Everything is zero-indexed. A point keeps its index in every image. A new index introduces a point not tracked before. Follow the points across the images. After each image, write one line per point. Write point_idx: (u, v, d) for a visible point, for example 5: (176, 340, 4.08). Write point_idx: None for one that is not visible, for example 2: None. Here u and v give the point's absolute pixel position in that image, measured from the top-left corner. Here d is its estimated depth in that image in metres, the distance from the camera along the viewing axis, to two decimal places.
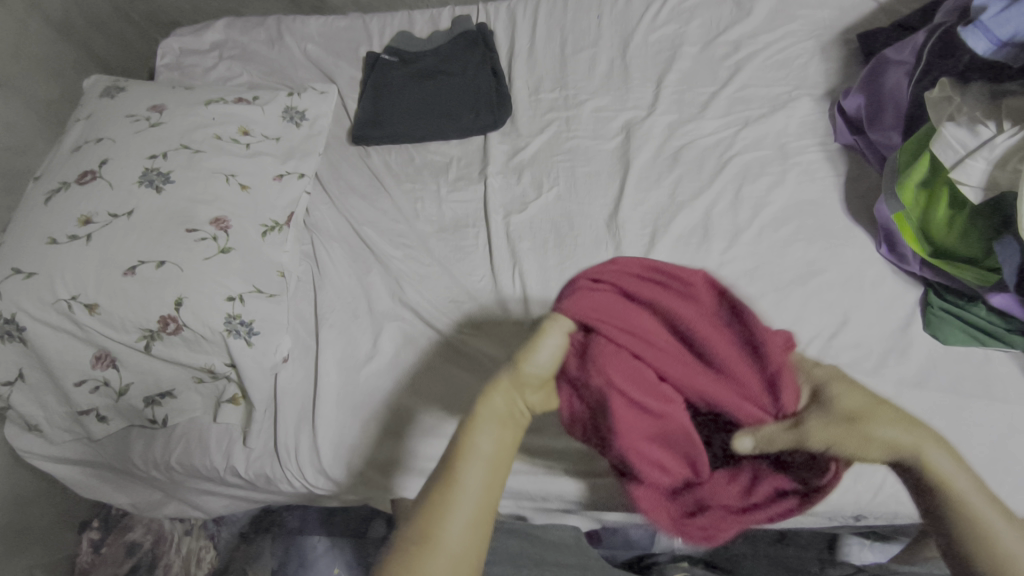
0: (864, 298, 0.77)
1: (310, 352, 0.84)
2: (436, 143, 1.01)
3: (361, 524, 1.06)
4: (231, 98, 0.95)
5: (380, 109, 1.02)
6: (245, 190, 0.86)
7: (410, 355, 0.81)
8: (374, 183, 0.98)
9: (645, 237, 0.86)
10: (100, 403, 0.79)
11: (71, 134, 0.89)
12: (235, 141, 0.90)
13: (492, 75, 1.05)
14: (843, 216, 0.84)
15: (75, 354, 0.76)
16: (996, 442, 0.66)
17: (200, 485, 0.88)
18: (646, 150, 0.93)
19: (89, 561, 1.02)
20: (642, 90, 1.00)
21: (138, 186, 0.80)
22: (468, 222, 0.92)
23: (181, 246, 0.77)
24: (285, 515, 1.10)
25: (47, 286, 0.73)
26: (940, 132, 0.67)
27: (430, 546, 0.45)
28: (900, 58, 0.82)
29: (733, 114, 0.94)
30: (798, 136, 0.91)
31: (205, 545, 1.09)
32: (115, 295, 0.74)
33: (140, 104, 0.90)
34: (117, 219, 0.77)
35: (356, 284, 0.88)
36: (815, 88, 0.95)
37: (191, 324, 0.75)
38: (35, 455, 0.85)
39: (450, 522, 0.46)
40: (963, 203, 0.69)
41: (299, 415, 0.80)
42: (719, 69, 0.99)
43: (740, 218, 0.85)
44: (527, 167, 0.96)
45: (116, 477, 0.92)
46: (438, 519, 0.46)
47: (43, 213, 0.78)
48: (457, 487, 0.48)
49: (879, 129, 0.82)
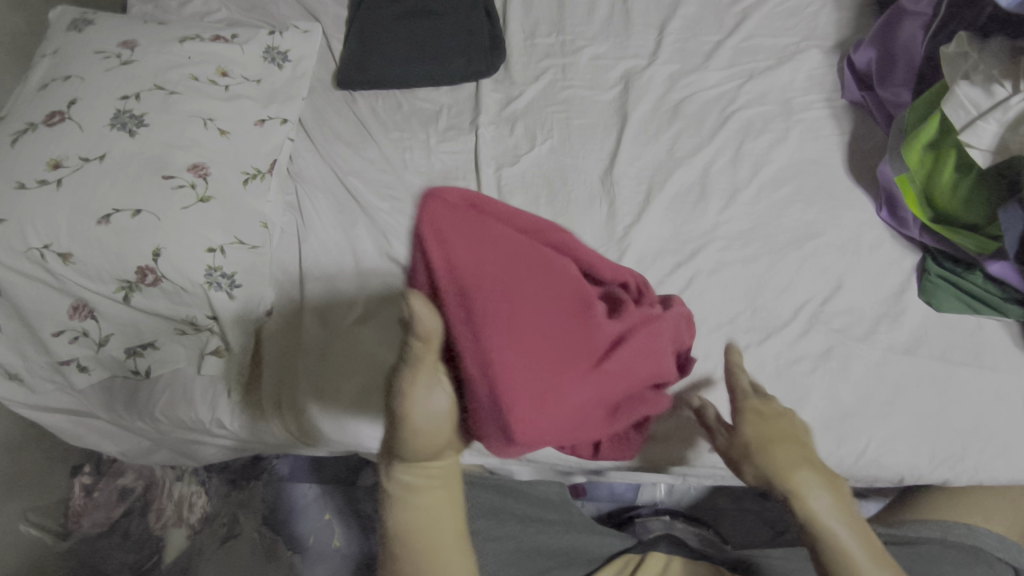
0: (861, 262, 0.76)
1: (295, 306, 0.82)
2: (426, 90, 0.96)
3: (351, 473, 1.13)
4: (208, 36, 0.89)
5: (367, 51, 0.97)
6: (224, 135, 0.82)
7: (398, 310, 0.80)
8: (360, 131, 0.94)
9: (640, 194, 0.83)
10: (80, 353, 0.78)
11: (37, 71, 0.83)
12: (213, 83, 0.85)
13: (486, 18, 0.99)
14: (845, 177, 0.81)
15: (52, 303, 0.74)
16: (981, 409, 0.67)
17: (187, 436, 0.88)
18: (645, 102, 0.89)
19: (81, 503, 1.01)
20: (644, 37, 0.95)
21: (111, 129, 0.76)
22: (458, 174, 0.89)
23: (157, 193, 0.73)
24: (275, 462, 1.13)
25: (17, 233, 0.70)
26: (953, 90, 0.64)
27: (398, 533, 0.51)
28: (916, 8, 0.77)
29: (738, 65, 0.90)
30: (804, 91, 0.87)
31: (197, 491, 1.09)
32: (89, 245, 0.71)
33: (110, 40, 0.85)
34: (88, 164, 0.74)
35: (342, 236, 0.85)
36: (825, 39, 0.90)
37: (170, 276, 0.72)
38: (18, 404, 0.84)
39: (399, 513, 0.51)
40: (971, 167, 0.66)
41: (284, 368, 0.80)
42: (726, 17, 0.94)
43: (739, 175, 0.82)
44: (521, 118, 0.91)
45: (101, 425, 0.92)
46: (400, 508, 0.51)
47: (8, 155, 0.74)
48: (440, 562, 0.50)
49: (888, 87, 0.79)
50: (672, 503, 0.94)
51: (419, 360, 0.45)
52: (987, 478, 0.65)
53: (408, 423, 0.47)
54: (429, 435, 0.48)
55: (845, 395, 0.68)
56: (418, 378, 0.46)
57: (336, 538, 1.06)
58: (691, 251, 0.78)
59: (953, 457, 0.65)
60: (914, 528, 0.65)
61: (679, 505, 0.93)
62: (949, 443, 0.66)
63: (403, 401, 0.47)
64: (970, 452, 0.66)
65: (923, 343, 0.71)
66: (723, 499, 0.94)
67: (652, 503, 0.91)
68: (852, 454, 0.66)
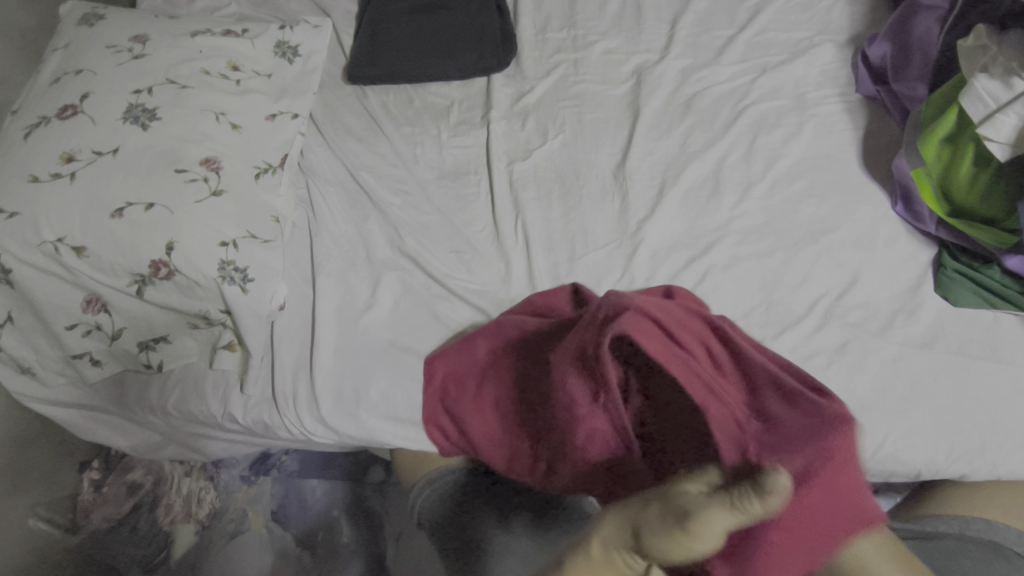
0: (876, 257, 0.75)
1: (307, 301, 0.82)
2: (436, 85, 0.96)
3: (359, 467, 1.12)
4: (219, 30, 0.89)
5: (378, 46, 0.97)
6: (236, 129, 0.82)
7: (410, 305, 0.80)
8: (371, 126, 0.93)
9: (653, 188, 0.83)
10: (93, 347, 0.78)
11: (49, 65, 0.83)
12: (225, 77, 0.85)
13: (497, 13, 0.99)
14: (860, 172, 0.81)
15: (65, 297, 0.74)
16: (999, 404, 0.67)
17: (198, 431, 0.88)
18: (658, 97, 0.89)
19: (90, 499, 1.00)
20: (655, 32, 0.95)
21: (124, 123, 0.76)
22: (469, 169, 0.89)
23: (171, 187, 0.73)
24: (282, 458, 1.11)
25: (31, 227, 0.70)
26: (972, 84, 0.64)
27: None
28: (932, 2, 0.78)
29: (751, 60, 0.90)
30: (817, 85, 0.87)
31: (206, 486, 1.07)
32: (102, 238, 0.71)
33: (122, 34, 0.85)
34: (101, 157, 0.73)
35: (354, 231, 0.85)
36: (838, 34, 0.90)
37: (183, 269, 0.72)
38: (29, 398, 0.84)
39: None
40: (989, 160, 0.68)
41: (296, 362, 0.79)
42: (738, 12, 0.94)
43: (753, 170, 0.82)
44: (532, 112, 0.91)
45: (112, 419, 0.91)
46: None
47: (22, 148, 0.74)
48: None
49: (903, 80, 0.79)
50: None
51: (744, 504, 0.40)
52: (1006, 473, 0.65)
53: (667, 524, 0.42)
54: (680, 548, 0.42)
55: (861, 389, 0.68)
56: (726, 516, 0.40)
57: (345, 534, 1.07)
58: (706, 245, 0.78)
59: (971, 452, 0.65)
60: (930, 523, 0.64)
61: None
62: (967, 438, 0.65)
63: (701, 507, 0.41)
64: (989, 447, 0.65)
65: (939, 338, 0.70)
66: None
67: None
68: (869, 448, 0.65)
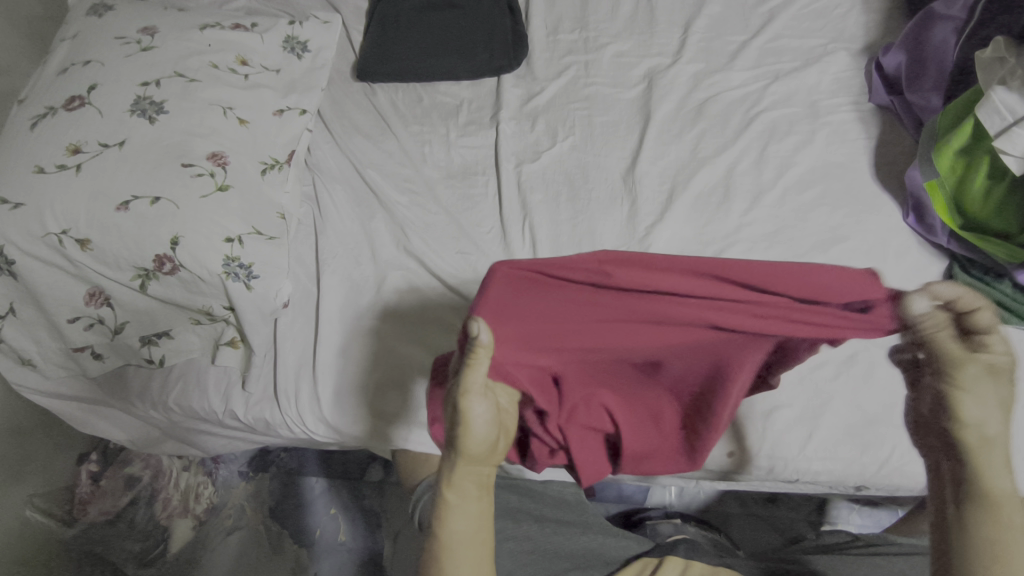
0: (886, 268, 0.75)
1: (311, 298, 0.81)
2: (446, 84, 0.95)
3: (358, 467, 1.12)
4: (228, 24, 0.88)
5: (388, 44, 0.96)
6: (244, 124, 0.81)
7: (416, 306, 0.79)
8: (379, 124, 0.93)
9: (662, 194, 0.82)
10: (94, 340, 0.78)
11: (57, 55, 0.83)
12: (233, 71, 0.84)
13: (508, 12, 0.98)
14: (871, 181, 0.80)
15: (68, 290, 0.74)
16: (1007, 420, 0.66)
17: (198, 426, 0.87)
18: (669, 101, 0.88)
19: (88, 492, 0.98)
20: (668, 35, 0.94)
21: (130, 115, 0.75)
22: (477, 170, 0.88)
23: (177, 181, 0.73)
24: (281, 455, 1.11)
25: (36, 218, 0.70)
26: (989, 96, 0.63)
27: (446, 551, 0.57)
28: (950, 12, 0.77)
29: (763, 66, 0.89)
30: (830, 94, 0.86)
31: (204, 482, 1.05)
32: (107, 231, 0.70)
33: (130, 25, 0.84)
34: (108, 149, 0.73)
35: (360, 229, 0.84)
36: (852, 42, 0.89)
37: (188, 265, 0.71)
38: (29, 389, 0.84)
39: (450, 557, 0.56)
40: (1004, 174, 0.66)
41: (299, 360, 0.79)
42: (751, 17, 0.93)
43: (763, 177, 0.81)
44: (542, 114, 0.90)
45: (112, 412, 0.91)
46: (449, 526, 0.57)
47: (28, 139, 0.73)
48: (448, 559, 0.56)
49: (918, 90, 0.79)
50: (681, 507, 0.92)
51: (475, 363, 0.50)
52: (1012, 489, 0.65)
53: (455, 417, 0.53)
54: (467, 432, 0.54)
55: (869, 402, 0.68)
56: (474, 379, 0.51)
57: (343, 532, 1.07)
58: (715, 252, 0.77)
59: None
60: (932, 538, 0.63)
61: (689, 509, 0.92)
62: None
63: (461, 379, 0.52)
64: None
65: None
66: (734, 504, 0.93)
67: (663, 506, 0.90)
68: (876, 462, 0.66)
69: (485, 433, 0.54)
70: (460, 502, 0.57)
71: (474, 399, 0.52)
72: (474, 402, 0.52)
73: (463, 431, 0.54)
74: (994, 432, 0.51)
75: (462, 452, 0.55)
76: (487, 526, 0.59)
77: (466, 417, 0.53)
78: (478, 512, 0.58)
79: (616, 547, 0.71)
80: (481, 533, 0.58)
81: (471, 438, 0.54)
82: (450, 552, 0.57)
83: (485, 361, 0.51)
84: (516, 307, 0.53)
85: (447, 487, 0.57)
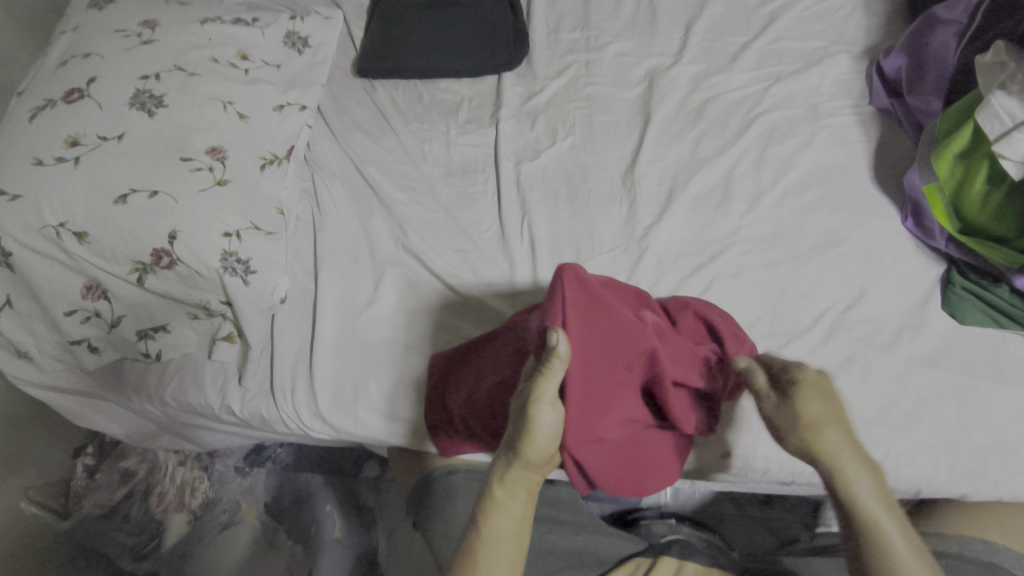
0: (884, 271, 0.75)
1: (309, 294, 0.81)
2: (446, 82, 0.95)
3: (354, 463, 1.12)
4: (229, 18, 0.88)
5: (388, 41, 0.96)
6: (243, 119, 0.81)
7: (413, 303, 0.79)
8: (379, 120, 0.93)
9: (661, 194, 0.82)
10: (91, 333, 0.77)
11: (57, 47, 0.83)
12: (233, 66, 0.84)
13: (510, 11, 0.98)
14: (870, 184, 0.80)
15: (66, 282, 0.74)
16: (1003, 425, 0.66)
17: (194, 421, 0.87)
18: (670, 101, 0.88)
19: (83, 486, 0.99)
20: (669, 36, 0.94)
21: (130, 108, 0.75)
22: (477, 167, 0.88)
23: (175, 175, 0.73)
24: (277, 450, 1.12)
25: (33, 210, 0.69)
26: (989, 100, 0.63)
27: (480, 546, 0.57)
28: (950, 16, 0.77)
29: (764, 68, 0.89)
30: (830, 96, 0.86)
31: (199, 476, 1.05)
32: (104, 225, 0.70)
33: (131, 18, 0.84)
34: (106, 143, 0.73)
35: (358, 226, 0.84)
36: (853, 45, 0.89)
37: (185, 259, 0.71)
38: (25, 382, 0.84)
39: (485, 555, 0.56)
40: (1003, 178, 0.66)
41: (296, 356, 0.79)
42: (753, 19, 0.93)
43: (762, 179, 0.81)
44: (542, 113, 0.90)
45: (108, 406, 0.91)
46: (488, 526, 0.57)
47: (26, 131, 0.73)
48: (484, 558, 0.56)
49: (918, 94, 0.79)
50: (677, 507, 0.91)
51: (550, 372, 0.53)
52: (1008, 494, 0.65)
53: (520, 423, 0.54)
54: (531, 440, 0.54)
55: (865, 405, 0.68)
56: (547, 388, 0.53)
57: (337, 529, 1.06)
58: (713, 253, 0.77)
59: (973, 471, 0.64)
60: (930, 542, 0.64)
61: (684, 509, 0.92)
62: (969, 457, 0.65)
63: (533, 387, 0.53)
64: (991, 467, 0.65)
65: (946, 355, 0.70)
66: (729, 505, 0.93)
67: (658, 507, 0.88)
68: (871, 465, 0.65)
69: (547, 444, 0.55)
70: (506, 502, 0.58)
71: (542, 408, 0.53)
72: (543, 409, 0.53)
73: (527, 436, 0.54)
74: (839, 448, 0.54)
75: (521, 457, 0.56)
76: (526, 532, 0.59)
77: (531, 424, 0.54)
78: (519, 517, 0.58)
79: (612, 546, 0.71)
80: (518, 538, 0.58)
81: (534, 445, 0.55)
82: (483, 550, 0.57)
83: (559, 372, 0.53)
84: (584, 313, 0.57)
85: (495, 486, 0.58)
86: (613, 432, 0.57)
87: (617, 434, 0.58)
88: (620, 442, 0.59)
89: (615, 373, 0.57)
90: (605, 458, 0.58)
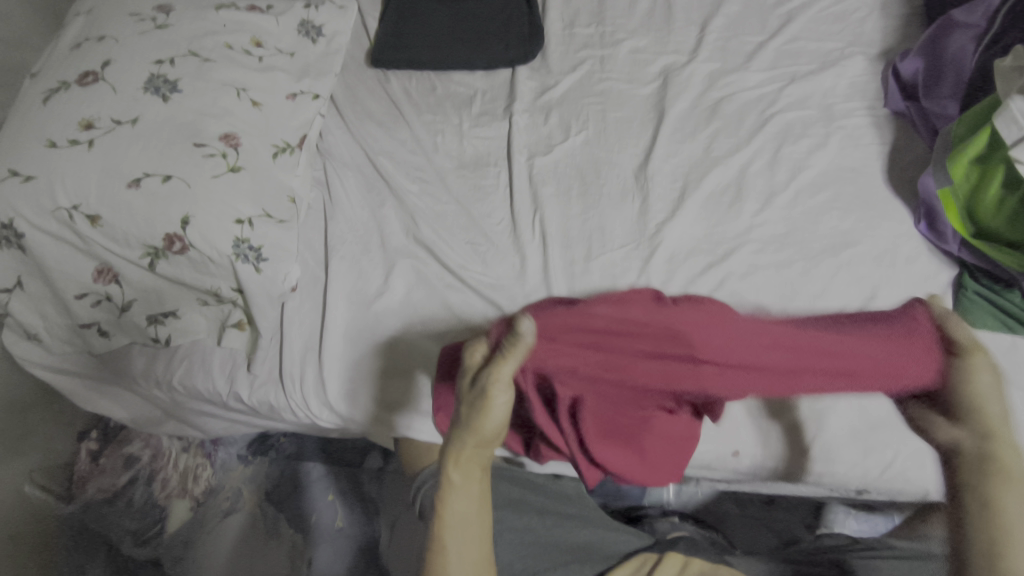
0: (896, 274, 0.75)
1: (319, 284, 0.81)
2: (460, 74, 0.95)
3: (357, 455, 1.12)
4: (244, 5, 0.88)
5: (403, 32, 0.96)
6: (257, 106, 0.81)
7: (422, 295, 0.79)
8: (392, 111, 0.92)
9: (674, 191, 0.82)
10: (101, 317, 0.77)
11: (71, 30, 0.82)
12: (247, 53, 0.84)
13: (525, 5, 0.98)
14: (883, 187, 0.80)
15: (77, 265, 0.74)
16: None
17: (201, 408, 0.88)
18: (684, 100, 0.88)
19: (87, 470, 0.97)
20: (685, 33, 0.94)
21: (144, 93, 0.75)
22: (489, 161, 0.88)
23: (189, 160, 0.72)
24: (281, 439, 1.11)
25: (47, 192, 0.69)
26: (1006, 105, 0.63)
27: (443, 525, 0.60)
28: (969, 20, 0.77)
29: (779, 68, 0.89)
30: (845, 97, 0.86)
31: (202, 463, 1.05)
32: (118, 209, 0.70)
33: (146, 3, 0.83)
34: (120, 126, 0.72)
35: (369, 216, 0.84)
36: (869, 46, 0.89)
37: (198, 245, 0.71)
38: (32, 364, 0.84)
39: (450, 533, 0.59)
40: (1018, 184, 0.67)
41: (305, 345, 0.79)
42: (769, 18, 0.93)
43: (776, 179, 0.81)
44: (556, 107, 0.90)
45: (116, 390, 0.91)
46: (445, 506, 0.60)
47: (41, 113, 0.73)
48: (450, 539, 0.59)
49: (934, 98, 0.79)
50: (679, 505, 0.92)
51: (508, 355, 0.57)
52: None
53: (476, 403, 0.58)
54: (485, 419, 0.58)
55: (875, 406, 0.68)
56: (501, 372, 0.57)
57: (341, 517, 1.06)
58: (724, 252, 0.77)
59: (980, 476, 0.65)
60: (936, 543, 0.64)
61: (686, 508, 0.92)
62: None
63: (489, 372, 0.57)
64: None
65: None
66: (732, 504, 0.93)
67: (661, 504, 0.88)
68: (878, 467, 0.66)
69: (500, 421, 0.59)
70: (463, 485, 0.61)
71: (499, 390, 0.57)
72: (497, 393, 0.57)
73: (479, 417, 0.58)
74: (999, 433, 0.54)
75: (477, 436, 0.59)
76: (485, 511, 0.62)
77: (486, 405, 0.58)
78: (477, 496, 0.61)
79: (616, 541, 0.72)
80: (479, 515, 0.61)
81: (491, 423, 0.59)
82: (447, 528, 0.60)
83: (516, 357, 0.57)
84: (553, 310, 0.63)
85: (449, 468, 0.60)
86: (589, 408, 0.62)
87: (596, 412, 0.63)
88: (604, 420, 0.63)
89: (598, 356, 0.62)
90: (589, 430, 0.62)
